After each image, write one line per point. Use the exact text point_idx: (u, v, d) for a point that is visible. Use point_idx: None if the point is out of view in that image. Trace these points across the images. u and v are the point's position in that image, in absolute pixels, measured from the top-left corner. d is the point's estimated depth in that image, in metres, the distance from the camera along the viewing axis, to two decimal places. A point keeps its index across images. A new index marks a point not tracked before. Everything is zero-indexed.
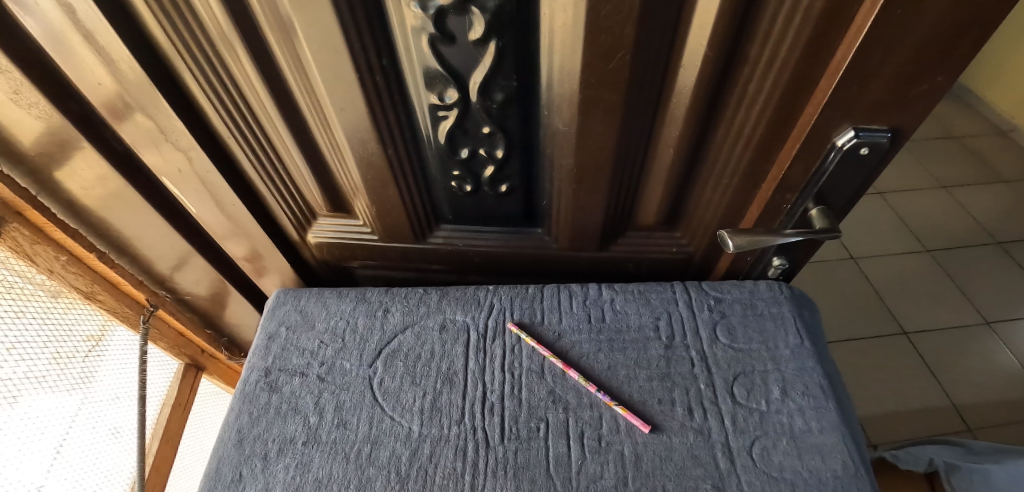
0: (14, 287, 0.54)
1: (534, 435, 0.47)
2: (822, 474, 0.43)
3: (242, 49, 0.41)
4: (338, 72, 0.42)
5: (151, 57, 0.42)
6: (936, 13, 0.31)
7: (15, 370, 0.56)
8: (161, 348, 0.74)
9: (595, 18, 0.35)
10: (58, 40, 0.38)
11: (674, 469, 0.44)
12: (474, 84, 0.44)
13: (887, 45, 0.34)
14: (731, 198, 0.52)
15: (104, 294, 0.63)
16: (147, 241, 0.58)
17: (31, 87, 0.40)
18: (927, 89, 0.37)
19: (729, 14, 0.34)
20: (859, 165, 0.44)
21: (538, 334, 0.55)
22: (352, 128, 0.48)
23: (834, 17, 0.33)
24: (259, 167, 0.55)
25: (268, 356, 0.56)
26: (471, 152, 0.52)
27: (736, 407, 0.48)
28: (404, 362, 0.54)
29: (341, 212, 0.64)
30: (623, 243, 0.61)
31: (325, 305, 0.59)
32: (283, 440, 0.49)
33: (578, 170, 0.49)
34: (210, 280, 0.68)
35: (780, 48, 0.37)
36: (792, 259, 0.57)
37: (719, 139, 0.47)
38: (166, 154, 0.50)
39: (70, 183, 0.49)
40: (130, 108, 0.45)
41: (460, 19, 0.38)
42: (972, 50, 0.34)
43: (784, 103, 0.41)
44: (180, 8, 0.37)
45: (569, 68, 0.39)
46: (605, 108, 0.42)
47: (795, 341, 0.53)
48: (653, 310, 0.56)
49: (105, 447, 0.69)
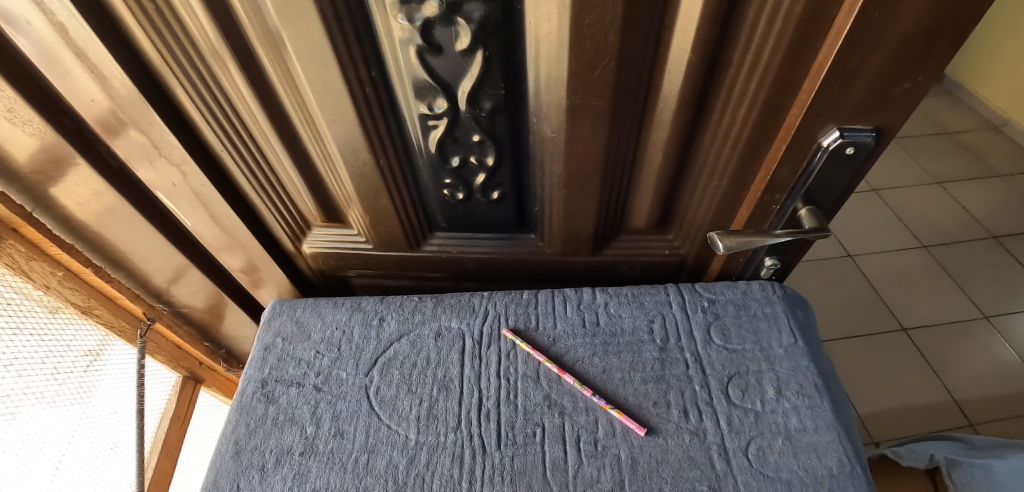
0: (13, 302, 0.54)
1: (530, 440, 0.47)
2: (818, 473, 0.43)
3: (232, 63, 0.41)
4: (327, 85, 0.42)
5: (144, 74, 0.42)
6: (912, 14, 0.32)
7: (15, 386, 0.56)
8: (159, 361, 0.74)
9: (579, 27, 0.35)
10: (52, 59, 0.39)
11: (671, 471, 0.44)
12: (463, 93, 0.45)
13: (868, 46, 0.34)
14: (722, 200, 0.52)
15: (100, 308, 0.62)
16: (142, 256, 0.58)
17: (25, 105, 0.40)
18: (909, 89, 0.38)
19: (710, 21, 0.35)
20: (844, 165, 0.45)
21: (533, 339, 0.55)
22: (342, 138, 0.48)
23: (813, 21, 0.34)
24: (253, 180, 0.55)
25: (265, 367, 0.56)
26: (461, 159, 0.53)
27: (732, 408, 0.48)
28: (400, 369, 0.54)
29: (336, 222, 0.64)
30: (616, 247, 0.62)
31: (322, 314, 0.60)
32: (280, 451, 0.49)
33: (567, 176, 0.49)
34: (207, 293, 0.68)
35: (761, 53, 0.37)
36: (783, 260, 0.58)
37: (707, 142, 0.47)
38: (159, 169, 0.50)
39: (65, 199, 0.49)
40: (123, 123, 0.45)
41: (446, 30, 0.39)
42: (948, 50, 0.35)
43: (769, 105, 0.41)
44: (170, 24, 0.38)
45: (556, 75, 0.40)
46: (593, 115, 0.43)
47: (788, 340, 0.53)
48: (647, 313, 0.56)
49: (104, 462, 0.68)
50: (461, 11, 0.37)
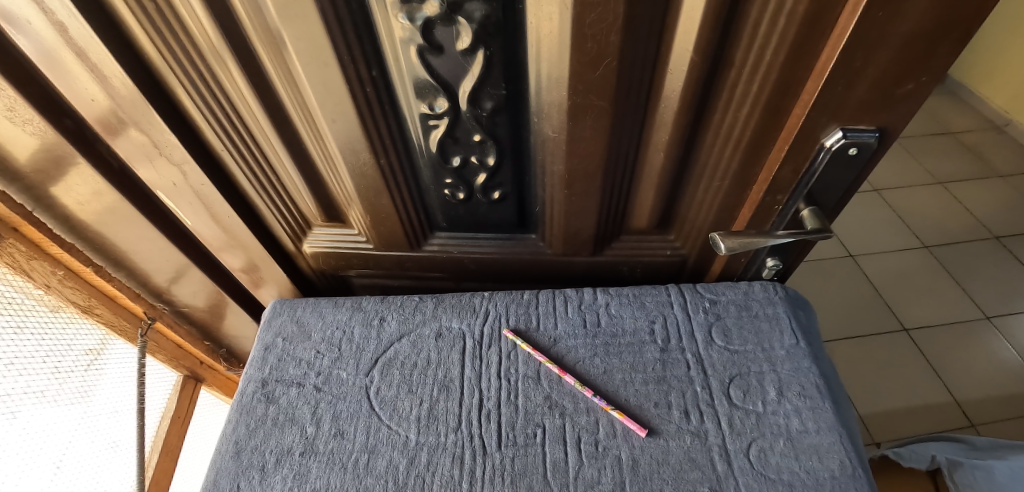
0: (14, 301, 0.54)
1: (531, 441, 0.47)
2: (820, 475, 0.43)
3: (233, 63, 0.41)
4: (328, 85, 0.42)
5: (144, 73, 0.42)
6: (916, 14, 0.32)
7: (15, 385, 0.56)
8: (159, 361, 0.74)
9: (580, 27, 0.35)
10: (52, 58, 0.39)
11: (672, 472, 0.44)
12: (463, 93, 0.45)
13: (871, 46, 0.34)
14: (723, 200, 0.52)
15: (101, 307, 0.62)
16: (143, 255, 0.58)
17: (25, 104, 0.40)
18: (912, 89, 0.38)
19: (712, 20, 0.35)
20: (847, 165, 0.44)
21: (533, 340, 0.55)
22: (343, 138, 0.48)
23: (816, 21, 0.34)
24: (254, 180, 0.55)
25: (265, 367, 0.56)
26: (462, 159, 0.52)
27: (733, 409, 0.48)
28: (401, 369, 0.54)
29: (336, 222, 0.64)
30: (617, 247, 0.62)
31: (322, 314, 0.59)
32: (281, 451, 0.49)
33: (568, 176, 0.49)
34: (208, 293, 0.68)
35: (764, 53, 0.37)
36: (785, 260, 0.57)
37: (708, 142, 0.47)
38: (160, 168, 0.50)
39: (66, 199, 0.49)
40: (124, 123, 0.45)
41: (447, 29, 0.39)
42: (952, 50, 0.34)
43: (771, 106, 0.41)
44: (170, 24, 0.38)
45: (557, 75, 0.40)
46: (594, 115, 0.43)
47: (790, 341, 0.53)
48: (648, 314, 0.56)
49: (104, 461, 0.68)
50: (462, 10, 0.37)
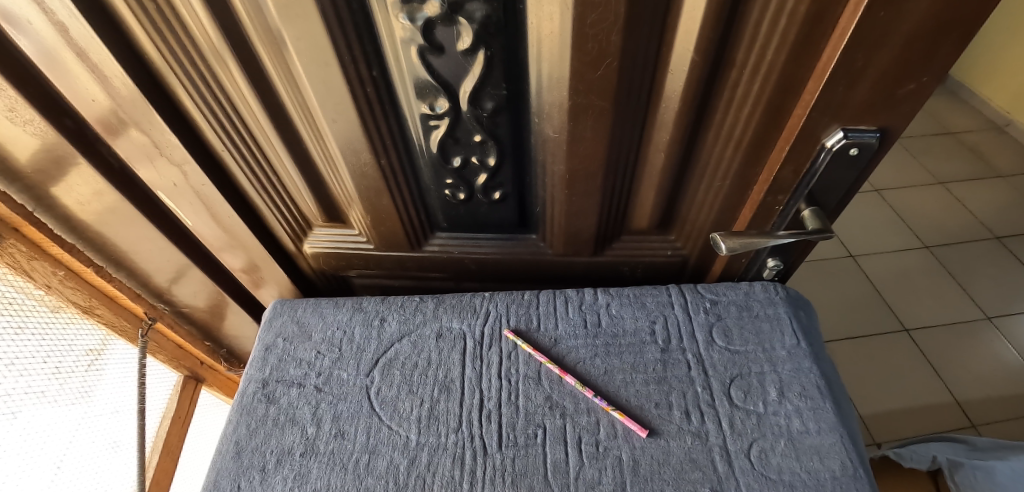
0: (14, 302, 0.54)
1: (531, 441, 0.47)
2: (820, 475, 0.43)
3: (233, 63, 0.41)
4: (329, 85, 0.42)
5: (144, 73, 0.42)
6: (917, 14, 0.32)
7: (15, 386, 0.56)
8: (160, 361, 0.74)
9: (581, 26, 0.35)
10: (52, 58, 0.39)
11: (673, 473, 0.44)
12: (464, 93, 0.45)
13: (872, 46, 0.34)
14: (724, 201, 0.52)
15: (101, 308, 0.62)
16: (143, 256, 0.58)
17: (25, 105, 0.40)
18: (913, 89, 0.38)
19: (713, 20, 0.35)
20: (848, 165, 0.44)
21: (534, 340, 0.55)
22: (344, 138, 0.48)
23: (817, 20, 0.34)
24: (254, 180, 0.55)
25: (266, 368, 0.56)
26: (462, 160, 0.52)
27: (734, 410, 0.48)
28: (401, 370, 0.54)
29: (336, 222, 0.64)
30: (618, 247, 0.62)
31: (322, 315, 0.59)
32: (281, 452, 0.49)
33: (569, 176, 0.49)
34: (208, 293, 0.68)
35: (765, 53, 0.37)
36: (785, 261, 0.57)
37: (709, 142, 0.47)
38: (160, 168, 0.50)
39: (66, 199, 0.49)
40: (124, 123, 0.45)
41: (447, 30, 0.39)
42: (953, 50, 0.34)
43: (772, 106, 0.41)
44: (171, 24, 0.38)
45: (558, 75, 0.40)
46: (595, 115, 0.43)
47: (791, 341, 0.53)
48: (649, 314, 0.56)
49: (104, 461, 0.68)
50: (463, 11, 0.37)
